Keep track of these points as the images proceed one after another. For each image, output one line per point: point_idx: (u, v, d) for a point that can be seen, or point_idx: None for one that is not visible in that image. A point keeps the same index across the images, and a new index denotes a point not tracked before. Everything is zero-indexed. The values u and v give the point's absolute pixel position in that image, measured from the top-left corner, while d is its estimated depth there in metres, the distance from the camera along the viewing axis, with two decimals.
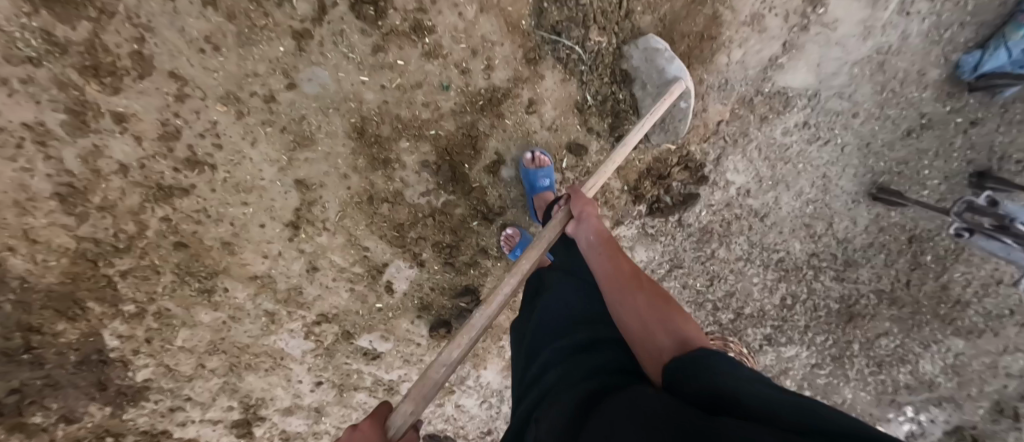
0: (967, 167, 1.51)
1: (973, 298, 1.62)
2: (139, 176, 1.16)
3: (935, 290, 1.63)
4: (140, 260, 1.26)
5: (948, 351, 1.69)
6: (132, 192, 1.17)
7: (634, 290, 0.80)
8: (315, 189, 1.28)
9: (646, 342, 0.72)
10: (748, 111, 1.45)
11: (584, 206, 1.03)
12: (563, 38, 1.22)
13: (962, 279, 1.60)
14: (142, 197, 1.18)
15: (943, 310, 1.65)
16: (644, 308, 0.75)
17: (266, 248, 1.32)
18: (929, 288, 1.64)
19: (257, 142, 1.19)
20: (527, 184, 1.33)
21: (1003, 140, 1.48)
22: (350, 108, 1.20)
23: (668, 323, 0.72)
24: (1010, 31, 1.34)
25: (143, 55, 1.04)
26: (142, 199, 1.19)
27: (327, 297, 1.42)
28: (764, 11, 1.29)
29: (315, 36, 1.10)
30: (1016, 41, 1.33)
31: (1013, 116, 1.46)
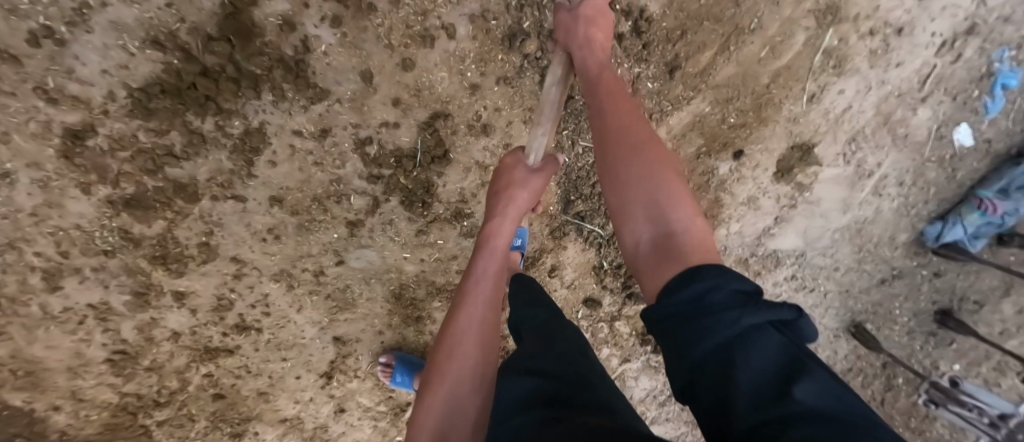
0: (933, 306, 1.67)
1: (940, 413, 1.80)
2: (189, 340, 1.17)
3: (907, 408, 1.79)
4: (178, 411, 1.22)
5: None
6: (179, 354, 1.17)
7: (622, 152, 0.80)
8: (351, 344, 1.28)
9: (627, 218, 0.78)
10: (745, 268, 1.54)
11: (581, 41, 0.95)
12: (586, 222, 1.31)
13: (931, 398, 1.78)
14: (189, 357, 1.18)
15: (914, 424, 1.82)
16: (638, 193, 0.77)
17: (299, 395, 1.29)
18: (902, 406, 1.80)
19: (303, 308, 1.21)
20: None
21: (963, 284, 1.63)
22: (388, 275, 1.24)
23: (658, 212, 0.75)
24: (965, 210, 1.52)
25: (210, 245, 1.10)
26: (188, 358, 1.18)
27: (350, 433, 1.37)
28: (760, 194, 1.44)
29: (366, 224, 1.18)
30: (970, 220, 1.51)
31: (969, 267, 1.61)
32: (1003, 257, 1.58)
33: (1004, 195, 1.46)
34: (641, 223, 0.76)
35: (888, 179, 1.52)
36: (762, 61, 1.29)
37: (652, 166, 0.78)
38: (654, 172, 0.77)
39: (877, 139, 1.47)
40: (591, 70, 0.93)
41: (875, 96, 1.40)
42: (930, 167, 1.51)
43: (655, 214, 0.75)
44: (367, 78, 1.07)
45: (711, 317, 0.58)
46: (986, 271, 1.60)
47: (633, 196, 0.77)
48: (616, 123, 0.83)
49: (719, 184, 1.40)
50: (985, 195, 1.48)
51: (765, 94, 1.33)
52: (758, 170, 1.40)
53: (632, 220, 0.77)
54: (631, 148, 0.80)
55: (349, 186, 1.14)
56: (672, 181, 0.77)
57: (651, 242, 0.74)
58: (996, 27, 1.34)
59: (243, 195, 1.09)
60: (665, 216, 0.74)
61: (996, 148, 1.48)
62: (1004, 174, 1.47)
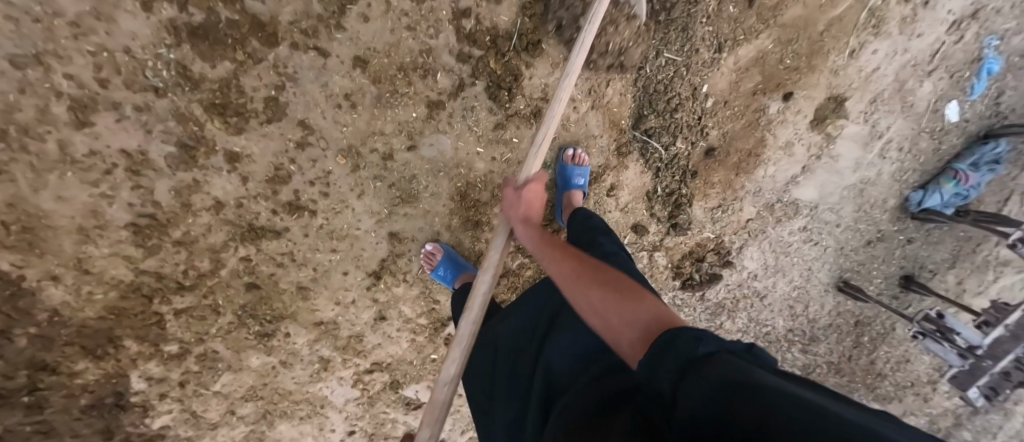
0: (898, 271, 1.80)
1: (888, 371, 1.91)
2: (232, 214, 1.01)
3: (867, 365, 1.91)
4: (202, 300, 1.06)
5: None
6: (217, 230, 1.01)
7: (577, 282, 0.72)
8: (407, 243, 1.18)
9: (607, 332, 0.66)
10: (769, 214, 1.56)
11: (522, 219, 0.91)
12: (652, 141, 1.31)
13: (884, 356, 1.89)
14: (228, 235, 1.02)
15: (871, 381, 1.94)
16: (600, 304, 0.68)
17: (342, 295, 1.17)
18: (862, 363, 1.91)
19: (363, 194, 1.10)
20: (560, 179, 1.26)
21: (925, 254, 1.78)
22: (458, 168, 1.15)
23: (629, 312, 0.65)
24: (943, 181, 1.63)
25: (278, 102, 0.95)
26: (226, 236, 1.02)
27: (386, 346, 1.27)
28: (795, 139, 1.46)
29: (446, 108, 1.08)
30: (946, 190, 1.62)
31: (931, 237, 1.76)
32: (956, 232, 1.74)
33: (974, 168, 1.60)
34: (619, 331, 0.65)
35: (892, 144, 1.60)
36: (822, 7, 1.33)
37: (609, 282, 0.71)
38: (608, 279, 0.71)
39: (889, 106, 1.55)
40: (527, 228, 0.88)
41: (898, 62, 1.48)
42: (924, 136, 1.60)
43: (623, 317, 0.65)
44: None
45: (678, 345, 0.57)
46: (941, 242, 1.75)
47: (597, 300, 0.69)
48: (566, 269, 0.76)
49: (766, 123, 1.41)
50: (961, 167, 1.60)
51: (818, 42, 1.36)
52: (799, 116, 1.43)
53: (618, 338, 0.65)
54: (579, 274, 0.74)
55: (437, 61, 1.04)
56: (622, 286, 0.70)
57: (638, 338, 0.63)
58: (991, 17, 1.47)
59: (326, 49, 0.95)
60: (633, 313, 0.65)
61: (969, 129, 1.61)
62: (975, 151, 1.60)
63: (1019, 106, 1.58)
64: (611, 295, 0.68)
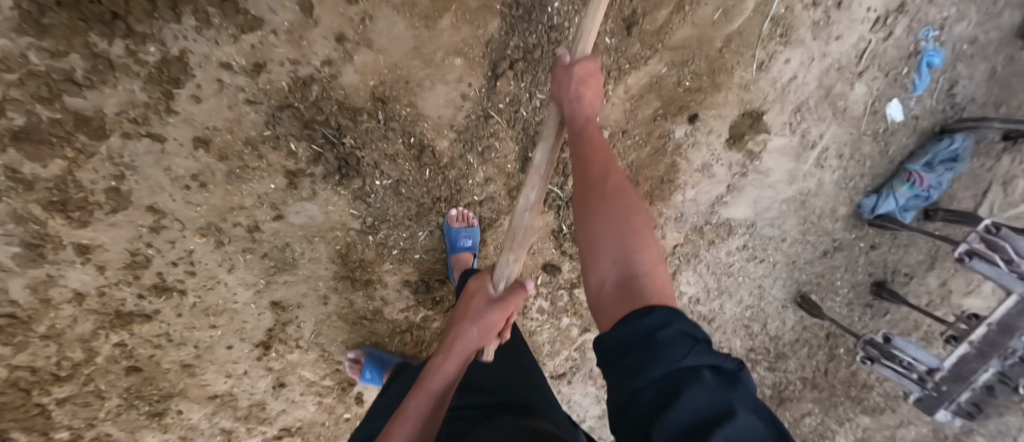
0: (868, 278, 1.66)
1: (875, 381, 1.79)
2: (96, 303, 1.02)
3: (847, 377, 1.78)
4: (84, 387, 1.07)
5: (858, 426, 1.83)
6: (84, 319, 1.02)
7: (596, 198, 0.76)
8: (292, 310, 1.17)
9: (599, 250, 0.73)
10: (700, 236, 1.53)
11: (582, 97, 0.88)
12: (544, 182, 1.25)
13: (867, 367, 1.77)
14: (96, 324, 1.03)
15: (853, 392, 1.79)
16: (607, 232, 0.73)
17: (232, 367, 1.17)
18: (842, 375, 1.79)
19: (234, 268, 1.09)
20: (447, 242, 1.19)
21: (894, 258, 1.63)
22: (332, 229, 1.13)
23: (623, 249, 0.71)
24: (897, 184, 1.50)
25: (121, 192, 0.96)
26: (95, 324, 1.03)
27: (292, 411, 1.26)
28: (713, 161, 1.41)
29: (308, 175, 1.06)
30: (901, 193, 1.49)
31: (899, 240, 1.61)
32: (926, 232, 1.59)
33: (929, 168, 1.46)
34: (607, 265, 0.71)
35: (829, 151, 1.50)
36: (715, 24, 1.26)
37: (628, 210, 0.74)
38: (622, 212, 0.74)
39: (819, 113, 1.45)
40: (580, 117, 0.88)
41: (818, 68, 1.38)
42: (866, 139, 1.49)
43: (621, 255, 0.71)
44: (306, 9, 0.95)
45: (665, 347, 0.56)
46: (909, 244, 1.60)
47: (609, 235, 0.72)
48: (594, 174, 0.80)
49: (675, 148, 1.35)
50: (913, 168, 1.46)
51: (718, 59, 1.30)
52: (711, 135, 1.37)
53: (595, 258, 0.73)
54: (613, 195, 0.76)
55: (285, 130, 1.02)
56: (638, 221, 0.73)
57: (616, 279, 0.69)
58: (923, 7, 1.34)
59: (160, 134, 0.95)
60: (635, 263, 0.69)
61: (921, 125, 1.48)
62: (929, 149, 1.46)
63: (978, 94, 1.41)
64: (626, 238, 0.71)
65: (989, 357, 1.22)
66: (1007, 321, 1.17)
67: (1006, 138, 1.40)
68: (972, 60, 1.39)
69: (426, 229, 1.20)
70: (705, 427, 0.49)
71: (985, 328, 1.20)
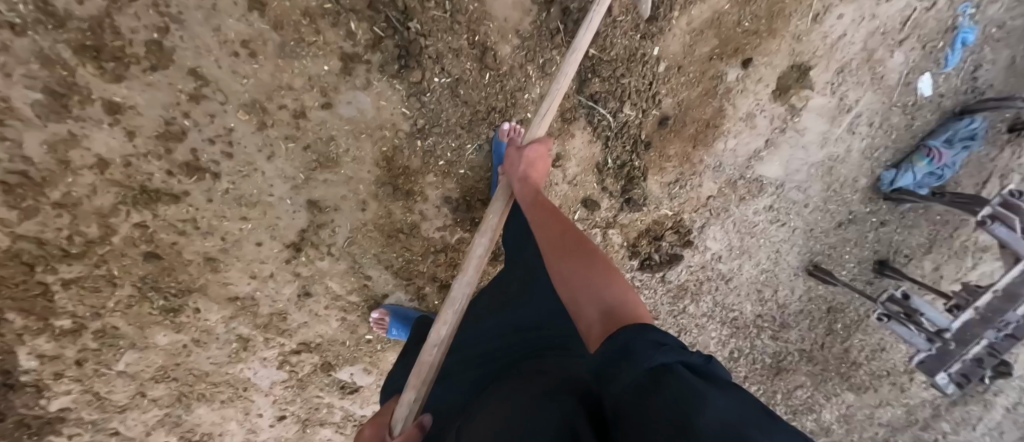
0: (872, 255, 1.68)
1: (864, 360, 1.80)
2: (119, 174, 0.94)
3: (840, 353, 1.79)
4: (94, 270, 0.98)
5: (843, 403, 1.85)
6: (104, 191, 0.94)
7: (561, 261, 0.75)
8: (328, 213, 1.10)
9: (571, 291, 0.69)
10: (732, 191, 1.52)
11: (527, 172, 0.96)
12: (598, 107, 1.27)
13: (859, 345, 1.78)
14: (117, 197, 0.95)
15: (843, 369, 1.80)
16: (573, 274, 0.71)
17: (257, 268, 1.09)
18: (836, 350, 1.79)
19: (274, 156, 1.01)
20: (494, 157, 1.13)
21: (899, 238, 1.66)
22: (383, 127, 1.06)
23: (596, 286, 0.66)
24: (916, 159, 1.52)
25: (162, 47, 0.88)
26: (116, 198, 0.95)
27: (314, 325, 1.20)
28: (757, 111, 1.41)
29: (364, 61, 0.99)
30: (919, 169, 1.51)
31: (906, 221, 1.64)
32: (932, 214, 1.62)
33: (948, 145, 1.48)
34: (584, 309, 0.66)
35: (861, 118, 1.50)
36: None
37: (591, 256, 0.72)
38: (587, 264, 0.71)
39: (858, 77, 1.45)
40: (529, 190, 0.94)
41: (867, 29, 1.38)
42: (896, 111, 1.49)
43: (594, 294, 0.65)
44: None
45: (635, 354, 0.50)
46: (915, 225, 1.63)
47: (575, 282, 0.70)
48: (552, 230, 0.81)
49: (725, 92, 1.34)
50: (934, 144, 1.48)
51: (779, 3, 1.28)
52: (760, 84, 1.37)
53: (579, 314, 0.66)
54: (572, 245, 0.76)
55: (346, 3, 0.94)
56: (602, 261, 0.71)
57: (597, 319, 0.63)
58: None
59: None
60: (607, 297, 0.64)
61: (943, 105, 1.50)
62: (949, 126, 1.49)
63: (998, 82, 1.45)
64: (593, 278, 0.68)
65: (993, 324, 1.26)
66: (1011, 289, 1.22)
67: (1013, 129, 1.46)
68: (998, 44, 1.42)
69: (475, 141, 1.13)
70: (680, 413, 0.42)
71: (990, 293, 1.24)
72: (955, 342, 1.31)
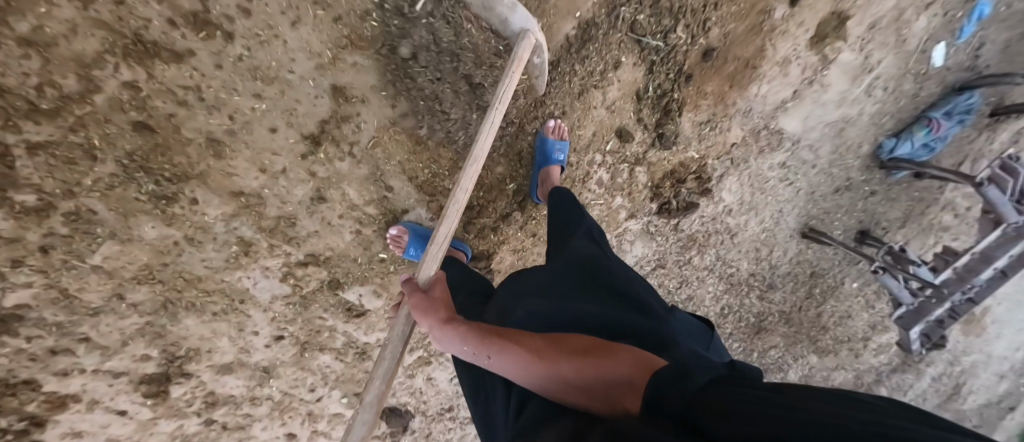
0: (857, 225, 1.72)
1: (833, 325, 1.84)
2: (108, 15, 0.78)
3: (813, 317, 1.83)
4: (70, 136, 0.82)
5: (806, 364, 1.91)
6: (87, 33, 0.78)
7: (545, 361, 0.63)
8: (354, 105, 0.98)
9: (565, 384, 0.59)
10: (754, 141, 1.49)
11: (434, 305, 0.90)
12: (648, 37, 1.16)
13: (831, 311, 1.82)
14: (104, 44, 0.79)
15: (815, 333, 1.85)
16: (549, 377, 0.61)
17: (267, 160, 0.96)
18: (810, 315, 1.83)
19: (299, 23, 0.89)
20: (539, 155, 1.18)
21: (882, 211, 1.71)
22: (419, 8, 0.95)
23: (594, 372, 0.57)
24: (915, 128, 1.52)
25: None
26: (100, 45, 0.80)
27: (324, 235, 1.08)
28: (793, 58, 1.38)
29: None
30: (917, 138, 1.52)
31: (891, 194, 1.69)
32: (913, 190, 1.67)
33: (947, 117, 1.50)
34: (594, 387, 0.57)
35: (877, 82, 1.49)
36: None
37: (561, 353, 0.62)
38: (574, 346, 0.62)
39: (883, 37, 1.41)
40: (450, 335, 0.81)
41: None
42: (908, 78, 1.49)
43: (593, 380, 0.57)
44: None
45: (669, 387, 0.52)
46: (897, 198, 1.68)
47: (570, 373, 0.59)
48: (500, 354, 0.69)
49: (769, 31, 1.31)
50: (935, 115, 1.49)
51: None
52: (801, 29, 1.34)
53: (594, 394, 0.57)
54: (538, 350, 0.65)
55: None
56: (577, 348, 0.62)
57: (623, 380, 0.55)
58: None
59: None
60: (615, 376, 0.56)
61: (947, 77, 1.51)
62: (949, 100, 1.50)
63: (994, 62, 1.49)
64: (584, 360, 0.59)
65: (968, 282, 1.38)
66: (988, 251, 1.33)
67: (993, 115, 1.51)
68: (1006, 24, 1.44)
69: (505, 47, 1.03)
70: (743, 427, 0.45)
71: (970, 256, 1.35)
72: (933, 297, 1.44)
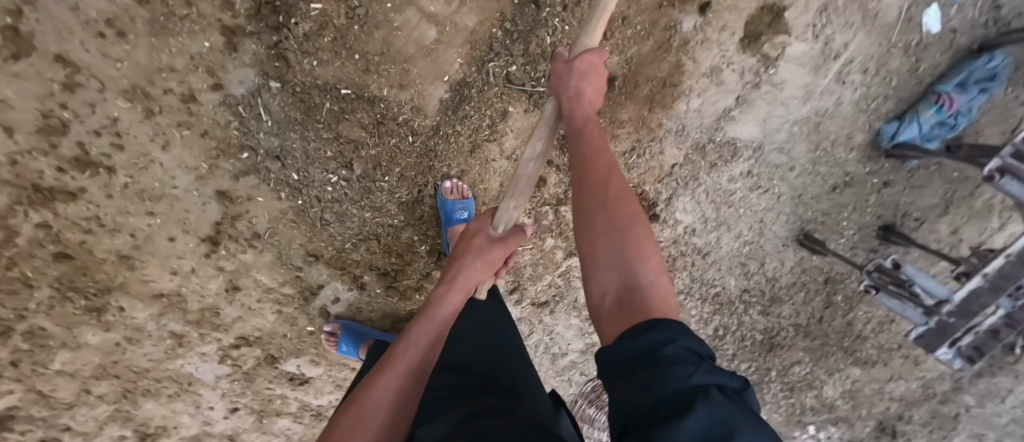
0: (875, 220, 1.39)
1: (871, 333, 1.53)
2: (9, 174, 0.93)
3: (841, 327, 1.53)
4: (8, 272, 0.99)
5: (848, 379, 1.60)
6: None
7: (591, 205, 0.71)
8: (241, 203, 1.07)
9: (597, 257, 0.68)
10: (701, 157, 1.35)
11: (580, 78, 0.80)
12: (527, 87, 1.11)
13: (864, 318, 1.51)
14: (13, 198, 0.94)
15: (847, 343, 1.55)
16: (604, 235, 0.68)
17: (176, 264, 1.08)
18: (837, 324, 1.54)
19: (169, 145, 1.00)
20: (442, 216, 1.18)
21: (905, 200, 1.35)
22: (274, 108, 1.02)
23: (631, 267, 0.66)
24: (921, 107, 1.20)
25: (20, 32, 0.85)
26: (10, 199, 0.95)
27: (249, 319, 1.18)
28: (722, 65, 1.22)
29: (248, 34, 0.95)
30: (925, 119, 1.20)
31: (916, 180, 1.32)
32: (947, 171, 1.29)
33: (962, 89, 1.15)
34: (605, 273, 0.67)
35: (853, 65, 1.20)
36: None
37: (625, 221, 0.69)
38: (627, 218, 0.69)
39: (846, 16, 1.15)
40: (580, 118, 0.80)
41: None
42: (894, 54, 1.18)
43: (623, 264, 0.66)
44: None
45: (664, 364, 0.52)
46: (926, 185, 1.31)
47: (608, 249, 0.68)
48: (589, 174, 0.73)
49: (682, 45, 1.20)
50: (942, 88, 1.16)
51: None
52: (725, 33, 1.19)
53: (596, 269, 0.68)
54: (618, 204, 0.70)
55: None
56: (639, 232, 0.68)
57: (616, 293, 0.65)
58: None
59: None
60: (635, 267, 0.66)
61: (957, 41, 1.15)
62: (964, 67, 1.15)
63: None
64: (628, 249, 0.67)
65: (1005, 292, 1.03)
66: None
67: None
68: None
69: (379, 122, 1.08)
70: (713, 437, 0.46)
71: (1003, 259, 1.00)
72: (955, 315, 1.10)
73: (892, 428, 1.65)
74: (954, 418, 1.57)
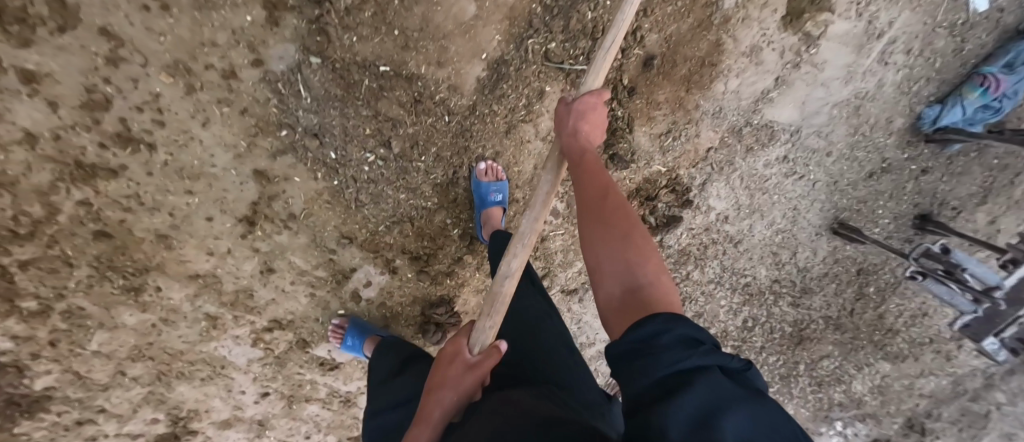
0: (912, 210, 1.35)
1: (904, 327, 1.48)
2: (52, 150, 0.93)
3: (873, 320, 1.48)
4: (48, 250, 0.99)
5: (879, 374, 1.54)
6: (39, 168, 0.93)
7: (590, 218, 0.69)
8: (278, 183, 1.06)
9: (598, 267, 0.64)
10: (737, 140, 1.29)
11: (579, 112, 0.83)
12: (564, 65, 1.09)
13: (896, 311, 1.47)
14: (55, 175, 0.94)
15: (878, 336, 1.50)
16: (602, 244, 0.65)
17: (212, 244, 1.07)
18: (868, 317, 1.48)
19: (209, 122, 0.99)
20: (476, 198, 1.16)
21: (944, 188, 1.32)
22: (314, 85, 1.01)
23: (633, 267, 0.61)
24: (965, 90, 1.19)
25: (67, 4, 0.84)
26: (53, 176, 0.94)
27: (281, 302, 1.17)
28: (763, 43, 1.18)
29: (290, 8, 0.94)
30: (969, 102, 1.19)
31: (955, 167, 1.30)
32: (986, 157, 1.28)
33: (1007, 71, 1.15)
34: (606, 281, 0.63)
35: (897, 44, 1.17)
36: None
37: (623, 228, 0.65)
38: (628, 226, 0.66)
39: None
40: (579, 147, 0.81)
41: None
42: (940, 34, 1.15)
43: (623, 270, 0.61)
44: None
45: (658, 353, 0.50)
46: (966, 172, 1.29)
47: (607, 254, 0.64)
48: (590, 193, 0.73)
49: (722, 22, 1.15)
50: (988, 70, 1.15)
51: None
52: (765, 10, 1.14)
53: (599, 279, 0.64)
54: (617, 212, 0.68)
55: None
56: (639, 236, 0.65)
57: (619, 295, 0.60)
58: None
59: None
60: (636, 268, 0.61)
61: (1004, 21, 1.15)
62: (1009, 48, 1.15)
63: None
64: (628, 251, 0.63)
65: None
66: None
67: None
68: None
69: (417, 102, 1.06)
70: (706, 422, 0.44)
71: None
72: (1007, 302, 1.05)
73: (920, 426, 1.59)
74: (984, 416, 1.54)
